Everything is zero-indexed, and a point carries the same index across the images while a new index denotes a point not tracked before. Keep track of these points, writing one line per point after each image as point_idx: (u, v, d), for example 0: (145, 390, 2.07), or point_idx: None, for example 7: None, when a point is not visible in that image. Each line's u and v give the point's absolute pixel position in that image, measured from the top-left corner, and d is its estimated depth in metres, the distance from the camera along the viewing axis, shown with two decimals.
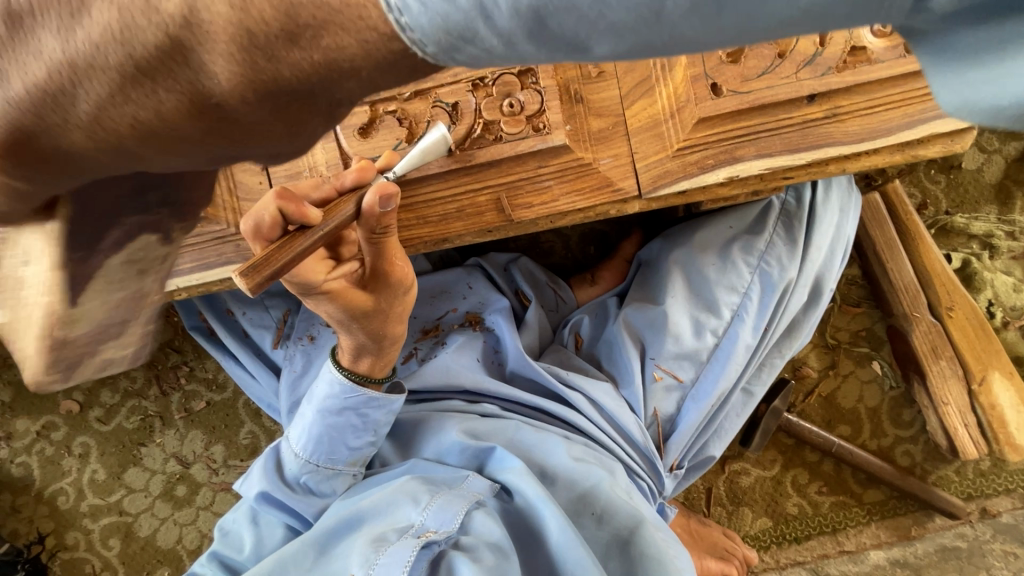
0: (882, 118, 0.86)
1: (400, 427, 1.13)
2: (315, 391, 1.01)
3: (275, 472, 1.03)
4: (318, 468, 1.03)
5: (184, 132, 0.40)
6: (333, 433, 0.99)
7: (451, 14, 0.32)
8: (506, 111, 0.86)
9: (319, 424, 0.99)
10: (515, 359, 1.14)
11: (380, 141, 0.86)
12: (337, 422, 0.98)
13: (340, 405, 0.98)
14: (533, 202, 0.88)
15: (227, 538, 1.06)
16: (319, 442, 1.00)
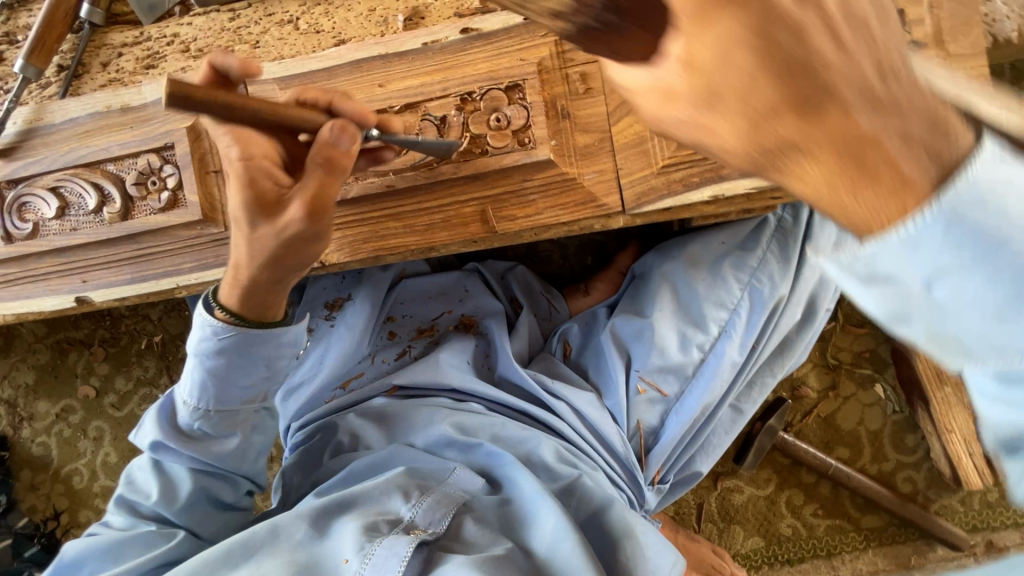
0: None
1: (380, 422, 1.11)
2: (191, 336, 0.90)
3: (172, 423, 0.94)
4: (210, 417, 0.92)
5: (714, 125, 0.43)
6: (224, 373, 0.89)
7: (894, 299, 0.40)
8: (493, 125, 0.87)
9: (199, 368, 0.89)
10: (504, 365, 1.16)
11: (371, 152, 0.89)
12: (222, 365, 0.88)
13: (217, 348, 0.87)
14: (517, 215, 0.90)
15: (133, 485, 0.98)
16: (205, 389, 0.90)
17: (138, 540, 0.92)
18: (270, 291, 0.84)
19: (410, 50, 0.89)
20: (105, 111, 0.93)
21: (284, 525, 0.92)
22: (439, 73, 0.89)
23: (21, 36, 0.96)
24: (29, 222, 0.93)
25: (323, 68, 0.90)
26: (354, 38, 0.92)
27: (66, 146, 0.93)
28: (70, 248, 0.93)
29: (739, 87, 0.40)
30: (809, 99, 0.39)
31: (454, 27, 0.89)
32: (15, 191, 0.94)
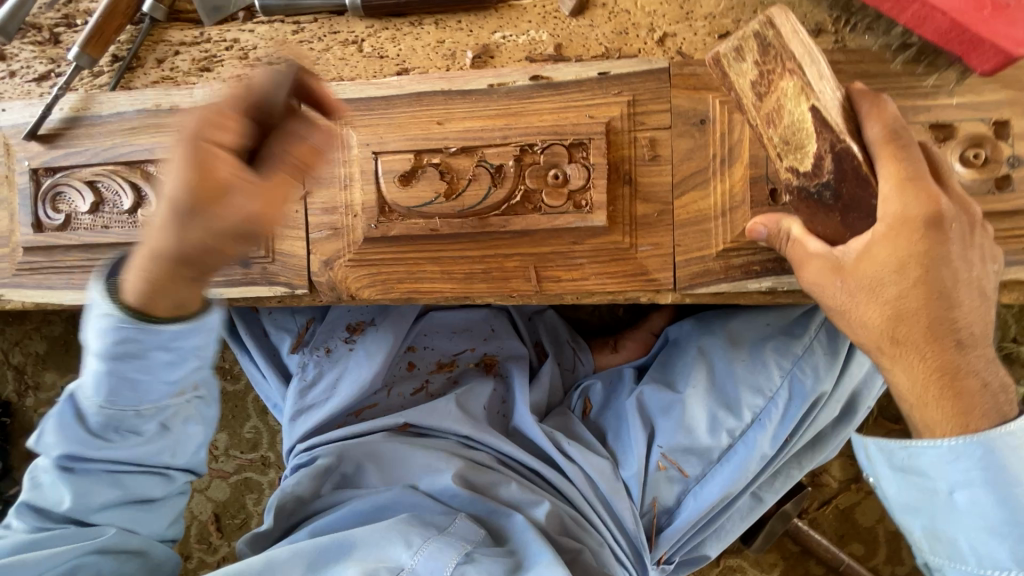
0: None
1: (384, 463, 1.07)
2: (89, 321, 0.70)
3: (81, 424, 0.73)
4: (121, 418, 0.73)
5: (916, 312, 0.66)
6: (127, 375, 0.69)
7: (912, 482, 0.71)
8: (551, 181, 0.83)
9: (102, 360, 0.68)
10: (520, 416, 1.11)
11: (420, 191, 0.85)
12: (121, 363, 0.69)
13: (132, 343, 0.68)
14: (561, 277, 0.85)
15: (38, 491, 0.78)
16: (105, 386, 0.70)
17: (48, 539, 0.76)
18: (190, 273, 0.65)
19: (475, 90, 0.85)
20: (154, 110, 0.91)
21: (282, 560, 0.88)
22: (502, 119, 0.84)
23: (80, 20, 0.94)
24: (61, 213, 0.91)
25: (382, 96, 0.86)
26: (418, 68, 0.88)
27: (111, 140, 0.91)
28: (98, 245, 0.91)
29: (901, 283, 0.66)
30: (852, 285, 0.69)
31: (524, 72, 0.84)
32: (52, 178, 0.91)
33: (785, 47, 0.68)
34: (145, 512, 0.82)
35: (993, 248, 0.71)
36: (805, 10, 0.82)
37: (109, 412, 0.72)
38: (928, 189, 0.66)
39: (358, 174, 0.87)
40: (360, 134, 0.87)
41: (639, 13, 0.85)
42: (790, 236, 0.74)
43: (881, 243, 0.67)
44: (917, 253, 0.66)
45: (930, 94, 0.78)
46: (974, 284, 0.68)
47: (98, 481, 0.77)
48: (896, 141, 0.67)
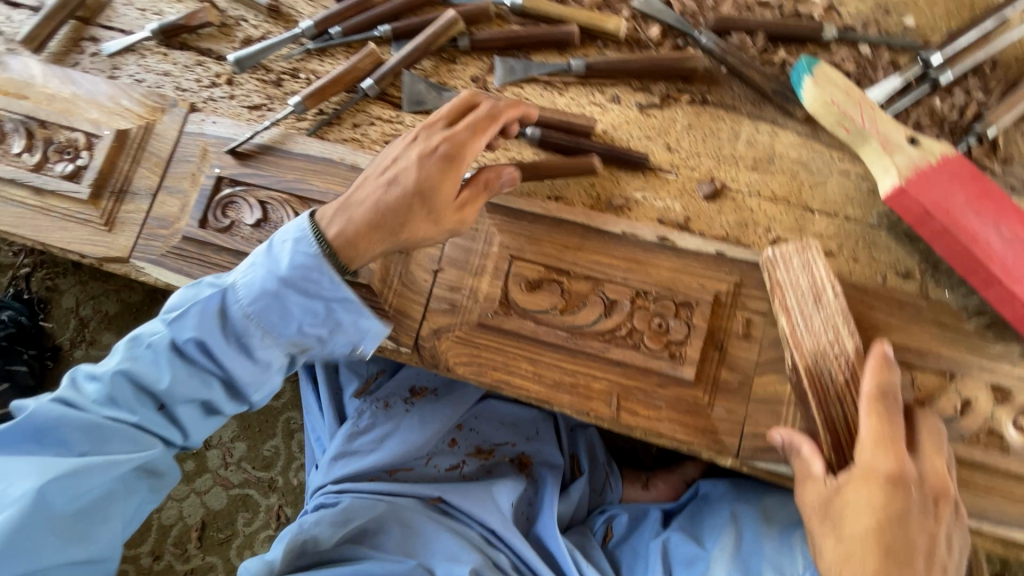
0: (995, 507, 0.86)
1: (410, 536, 1.08)
2: (286, 248, 0.89)
3: (216, 318, 0.88)
4: (252, 331, 0.89)
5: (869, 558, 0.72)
6: (286, 304, 0.89)
7: None
8: (653, 328, 0.94)
9: (275, 285, 0.88)
10: (545, 525, 1.14)
11: (540, 300, 0.97)
12: (279, 296, 0.88)
13: (309, 279, 0.88)
14: (638, 412, 0.93)
15: (141, 364, 0.88)
16: (263, 304, 0.88)
17: (110, 435, 0.88)
18: (417, 207, 0.89)
19: (609, 231, 0.99)
20: (337, 162, 1.06)
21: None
22: (626, 263, 0.97)
23: (304, 74, 1.12)
24: (228, 219, 1.04)
25: (531, 212, 1.01)
26: (566, 198, 1.03)
27: (292, 174, 1.05)
28: (246, 254, 1.02)
29: (865, 524, 0.74)
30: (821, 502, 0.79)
31: (655, 230, 0.98)
32: (232, 188, 1.05)
33: (783, 283, 0.90)
34: (203, 418, 0.94)
35: (960, 526, 0.79)
36: (899, 256, 0.96)
37: (245, 322, 0.88)
38: (899, 451, 0.76)
39: (490, 268, 0.99)
40: (502, 236, 1.00)
41: (761, 213, 1.00)
42: (799, 453, 0.84)
43: (853, 487, 0.76)
44: (886, 509, 0.73)
45: (995, 358, 0.89)
46: (936, 554, 0.74)
47: (190, 375, 0.89)
48: (882, 399, 0.78)
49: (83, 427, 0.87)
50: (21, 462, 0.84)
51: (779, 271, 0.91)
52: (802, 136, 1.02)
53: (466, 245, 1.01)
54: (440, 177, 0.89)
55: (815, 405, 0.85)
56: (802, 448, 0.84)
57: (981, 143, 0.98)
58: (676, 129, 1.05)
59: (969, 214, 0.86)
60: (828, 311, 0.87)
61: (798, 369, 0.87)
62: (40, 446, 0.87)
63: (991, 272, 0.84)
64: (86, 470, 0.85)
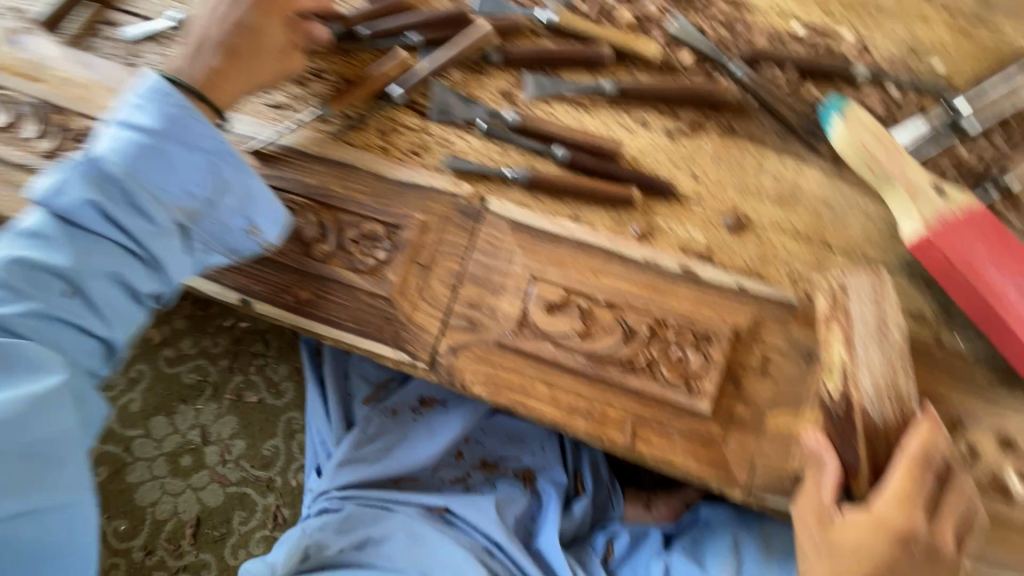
0: (996, 554, 0.88)
1: (411, 542, 1.06)
2: (147, 105, 0.89)
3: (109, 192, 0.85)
4: (145, 198, 0.86)
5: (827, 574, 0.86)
6: (171, 161, 0.88)
7: None
8: (672, 358, 0.94)
9: (133, 139, 0.87)
10: (547, 539, 1.13)
11: (559, 323, 0.96)
12: (155, 155, 0.87)
13: (175, 132, 0.89)
14: (653, 441, 0.94)
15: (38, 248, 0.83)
16: (115, 152, 0.86)
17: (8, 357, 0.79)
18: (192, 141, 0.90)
19: (632, 258, 0.99)
20: (361, 169, 1.03)
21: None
22: (648, 291, 0.97)
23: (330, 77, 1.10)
24: None
25: (554, 233, 1.00)
26: (590, 222, 1.02)
27: (314, 178, 1.03)
28: (264, 258, 1.01)
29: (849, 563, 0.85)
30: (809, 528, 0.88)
31: (677, 260, 0.98)
32: None
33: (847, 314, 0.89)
34: (124, 299, 0.88)
35: None
36: (916, 299, 0.98)
37: (143, 194, 0.86)
38: (915, 512, 0.82)
39: (512, 288, 0.99)
40: (525, 257, 0.99)
41: (783, 249, 1.01)
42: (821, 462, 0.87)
43: (861, 528, 0.83)
44: (876, 554, 0.83)
45: (1004, 409, 0.91)
46: None
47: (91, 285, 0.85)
48: (923, 463, 0.83)
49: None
50: None
51: (848, 300, 0.89)
52: (827, 174, 1.03)
53: (489, 263, 1.00)
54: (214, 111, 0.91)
55: (860, 443, 0.85)
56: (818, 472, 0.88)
57: (1001, 194, 0.99)
58: (702, 158, 1.05)
59: (992, 269, 0.87)
60: (890, 349, 0.87)
61: (851, 404, 0.86)
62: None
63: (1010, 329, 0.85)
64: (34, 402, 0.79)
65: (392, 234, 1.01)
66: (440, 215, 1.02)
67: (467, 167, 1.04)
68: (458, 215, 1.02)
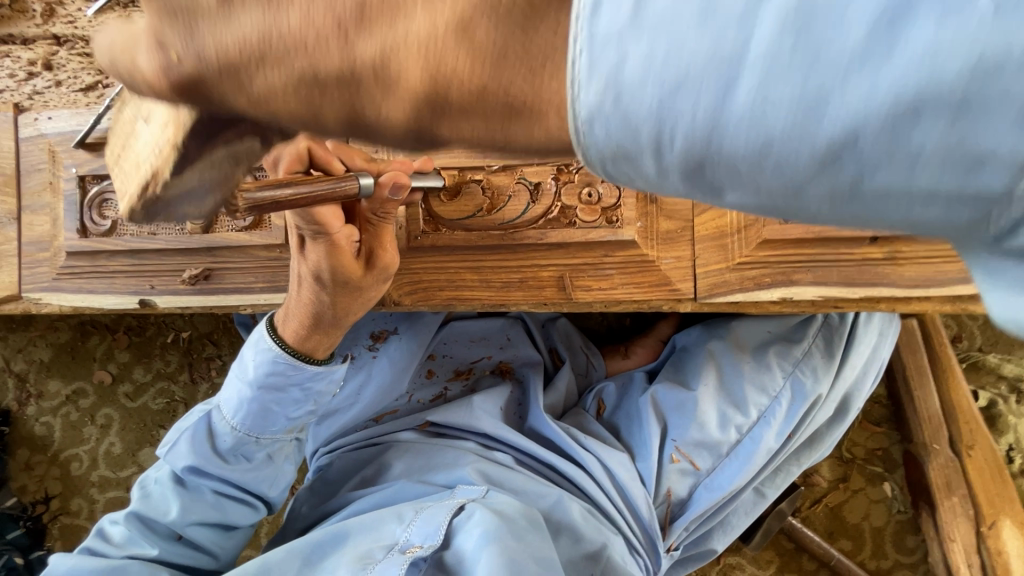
0: (938, 268, 0.90)
1: (399, 458, 1.09)
2: (251, 360, 0.87)
3: (204, 441, 0.91)
4: (244, 442, 0.91)
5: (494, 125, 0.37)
6: (269, 405, 0.88)
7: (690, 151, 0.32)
8: (584, 199, 0.90)
9: (257, 400, 0.88)
10: (536, 416, 1.15)
11: (462, 206, 0.92)
12: (276, 396, 0.88)
13: (276, 379, 0.87)
14: (593, 286, 0.92)
15: (159, 498, 0.92)
16: (256, 416, 0.89)
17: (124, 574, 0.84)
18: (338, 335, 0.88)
19: None
20: None
21: (276, 560, 0.90)
22: None
23: None
24: (108, 219, 0.93)
25: None
26: None
27: None
28: (144, 250, 0.93)
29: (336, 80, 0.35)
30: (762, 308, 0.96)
31: None
32: (100, 185, 0.93)
33: None
34: (225, 534, 0.97)
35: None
36: None
37: (245, 437, 0.90)
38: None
39: None
40: (406, 151, 0.93)
41: None
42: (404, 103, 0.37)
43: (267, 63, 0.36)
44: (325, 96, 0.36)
45: None
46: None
47: (204, 501, 0.92)
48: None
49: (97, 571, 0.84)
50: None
51: None
52: None
53: None
54: (337, 306, 0.83)
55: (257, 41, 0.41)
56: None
57: None
58: None
59: None
60: None
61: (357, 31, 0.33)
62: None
63: None
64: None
65: None
66: None
67: None
68: None
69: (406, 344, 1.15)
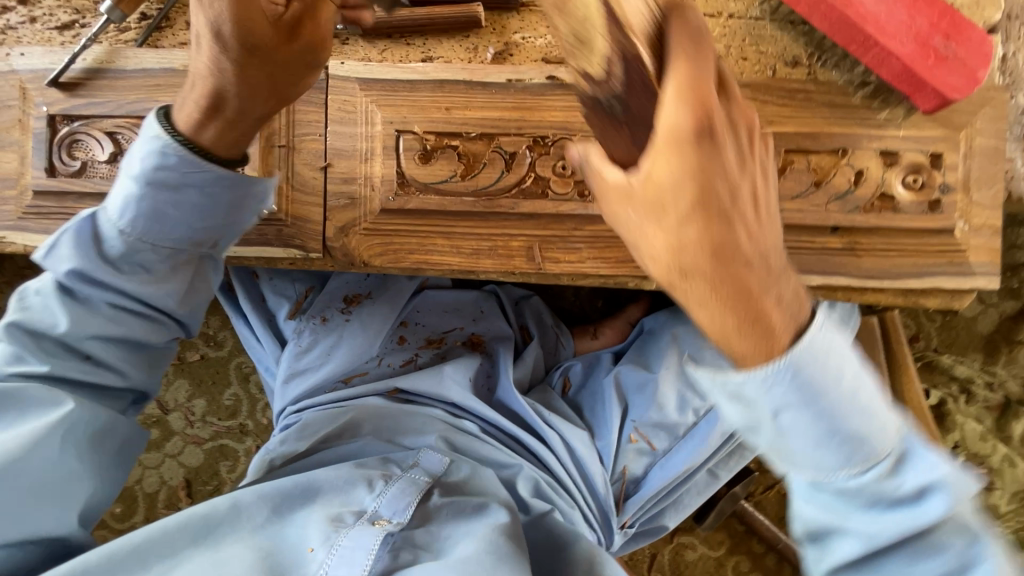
0: (894, 262, 0.93)
1: (369, 423, 1.09)
2: (139, 157, 0.77)
3: (99, 254, 0.78)
4: (136, 250, 0.79)
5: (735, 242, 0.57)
6: (160, 204, 0.77)
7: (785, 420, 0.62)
8: (558, 172, 0.91)
9: (185, 188, 0.77)
10: (505, 389, 1.18)
11: (437, 170, 0.92)
12: (172, 198, 0.77)
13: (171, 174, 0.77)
14: (561, 258, 0.94)
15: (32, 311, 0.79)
16: (183, 187, 0.77)
17: (15, 413, 0.76)
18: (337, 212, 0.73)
19: (494, 83, 0.93)
20: (181, 70, 0.93)
21: (245, 504, 0.88)
22: (519, 111, 0.93)
23: None
24: (78, 160, 0.92)
25: (406, 79, 0.93)
26: (441, 57, 0.95)
27: (134, 94, 0.93)
28: (113, 194, 0.92)
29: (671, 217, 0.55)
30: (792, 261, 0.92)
31: (541, 71, 0.93)
32: (70, 125, 0.92)
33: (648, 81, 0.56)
34: (135, 352, 0.84)
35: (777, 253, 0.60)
36: (785, 44, 0.95)
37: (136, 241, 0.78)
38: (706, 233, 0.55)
39: (380, 150, 0.93)
40: (384, 112, 0.93)
41: None
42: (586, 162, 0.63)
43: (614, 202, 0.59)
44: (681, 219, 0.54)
45: (882, 124, 0.92)
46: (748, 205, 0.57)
47: (95, 312, 0.79)
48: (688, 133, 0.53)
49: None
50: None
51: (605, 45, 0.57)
52: None
53: (349, 131, 0.94)
54: None
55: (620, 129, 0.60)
56: (676, 228, 0.55)
57: None
58: None
59: None
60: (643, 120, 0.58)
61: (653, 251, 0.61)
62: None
63: (867, 35, 0.82)
64: (34, 441, 0.74)
65: None
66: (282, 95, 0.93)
67: None
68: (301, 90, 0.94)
69: (379, 310, 1.17)
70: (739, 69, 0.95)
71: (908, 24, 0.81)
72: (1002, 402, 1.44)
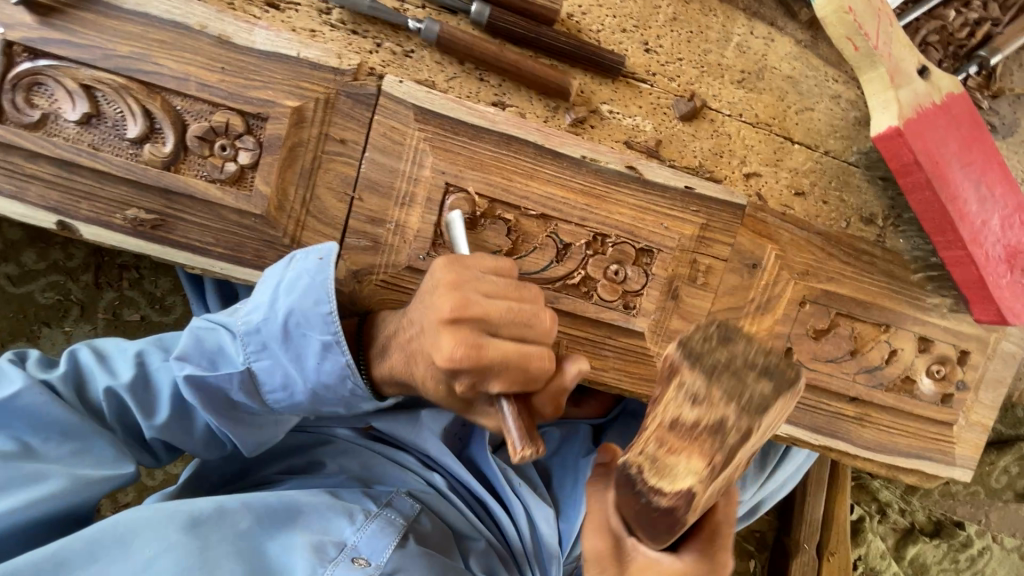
0: (892, 439, 0.95)
1: (337, 461, 1.00)
2: (313, 346, 0.71)
3: (215, 392, 0.74)
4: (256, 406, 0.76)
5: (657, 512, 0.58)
6: (288, 370, 0.73)
7: None
8: (609, 276, 0.84)
9: (306, 394, 0.74)
10: (479, 446, 1.09)
11: (481, 239, 0.80)
12: (294, 362, 0.73)
13: (313, 359, 0.72)
14: (584, 362, 0.86)
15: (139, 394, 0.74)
16: (298, 407, 0.76)
17: (89, 445, 0.73)
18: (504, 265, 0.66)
19: (568, 156, 0.81)
20: (196, 30, 0.73)
21: (232, 510, 0.81)
22: (586, 197, 0.82)
23: None
24: (37, 110, 0.72)
25: (470, 123, 0.79)
26: (515, 107, 0.82)
27: (127, 44, 0.72)
28: (77, 164, 0.74)
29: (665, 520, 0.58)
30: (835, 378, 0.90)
31: (621, 157, 0.82)
32: (33, 63, 0.71)
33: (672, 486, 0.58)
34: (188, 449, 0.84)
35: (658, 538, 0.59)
36: (868, 199, 0.90)
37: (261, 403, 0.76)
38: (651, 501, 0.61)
39: (422, 199, 0.79)
40: (436, 156, 0.79)
41: (739, 141, 0.87)
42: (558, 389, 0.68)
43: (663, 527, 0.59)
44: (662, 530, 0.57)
45: (928, 309, 0.91)
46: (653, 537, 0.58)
47: (194, 433, 0.78)
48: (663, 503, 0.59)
49: (58, 428, 0.71)
50: (48, 464, 0.70)
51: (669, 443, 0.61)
52: (801, 44, 0.87)
53: (391, 165, 0.79)
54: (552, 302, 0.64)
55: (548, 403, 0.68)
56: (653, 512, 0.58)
57: (979, 72, 0.87)
58: (657, 22, 0.84)
59: (956, 167, 0.78)
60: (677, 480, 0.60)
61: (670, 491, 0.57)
62: (55, 437, 0.71)
63: (960, 236, 0.79)
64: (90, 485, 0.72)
65: (255, 129, 0.76)
66: (318, 99, 0.76)
67: (361, 4, 0.76)
68: (343, 99, 0.77)
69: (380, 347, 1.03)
70: (816, 212, 0.89)
71: (998, 237, 0.80)
72: (906, 526, 1.56)
